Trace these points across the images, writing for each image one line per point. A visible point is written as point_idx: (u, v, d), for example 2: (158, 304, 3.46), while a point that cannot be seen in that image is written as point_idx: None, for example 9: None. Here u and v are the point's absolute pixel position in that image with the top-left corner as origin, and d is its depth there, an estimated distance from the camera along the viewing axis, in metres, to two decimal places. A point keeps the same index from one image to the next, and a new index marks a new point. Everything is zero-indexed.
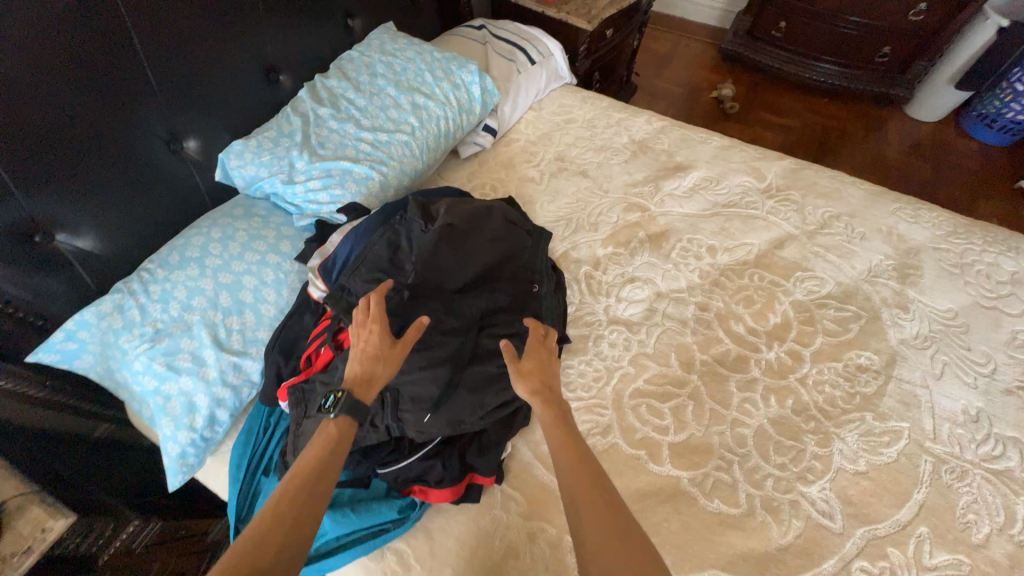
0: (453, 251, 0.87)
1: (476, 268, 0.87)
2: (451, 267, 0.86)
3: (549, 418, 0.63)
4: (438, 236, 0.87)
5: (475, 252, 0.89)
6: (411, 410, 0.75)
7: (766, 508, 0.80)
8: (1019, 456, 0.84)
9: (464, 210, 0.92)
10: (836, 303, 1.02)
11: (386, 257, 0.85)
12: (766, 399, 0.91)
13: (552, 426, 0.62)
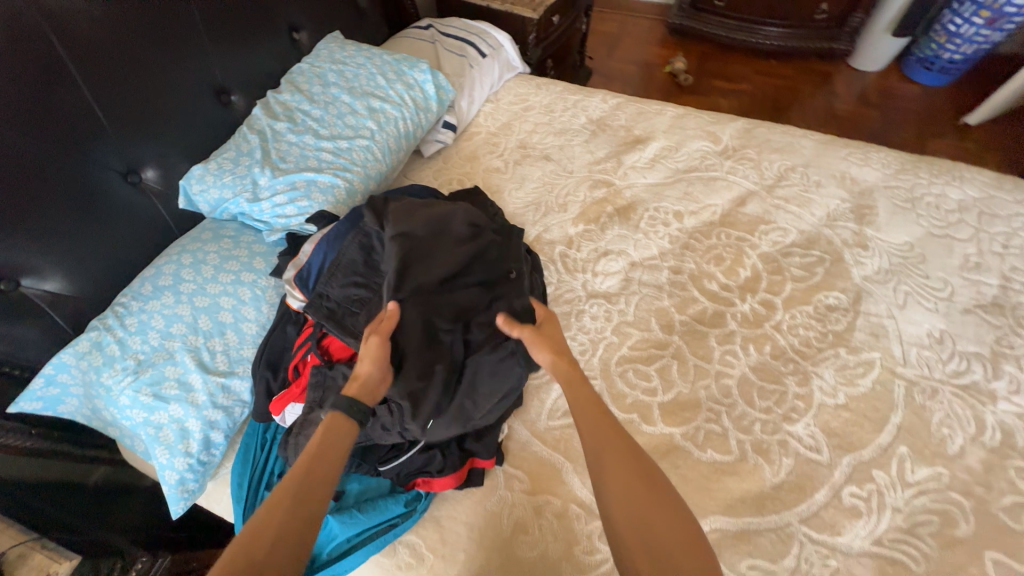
0: (425, 251, 0.87)
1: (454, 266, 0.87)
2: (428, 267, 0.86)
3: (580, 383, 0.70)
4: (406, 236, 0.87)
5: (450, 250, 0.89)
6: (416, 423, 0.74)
7: (757, 451, 0.84)
8: (983, 368, 0.90)
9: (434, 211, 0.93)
10: (800, 250, 1.07)
11: (360, 263, 0.86)
12: (745, 348, 0.95)
13: (583, 390, 0.69)
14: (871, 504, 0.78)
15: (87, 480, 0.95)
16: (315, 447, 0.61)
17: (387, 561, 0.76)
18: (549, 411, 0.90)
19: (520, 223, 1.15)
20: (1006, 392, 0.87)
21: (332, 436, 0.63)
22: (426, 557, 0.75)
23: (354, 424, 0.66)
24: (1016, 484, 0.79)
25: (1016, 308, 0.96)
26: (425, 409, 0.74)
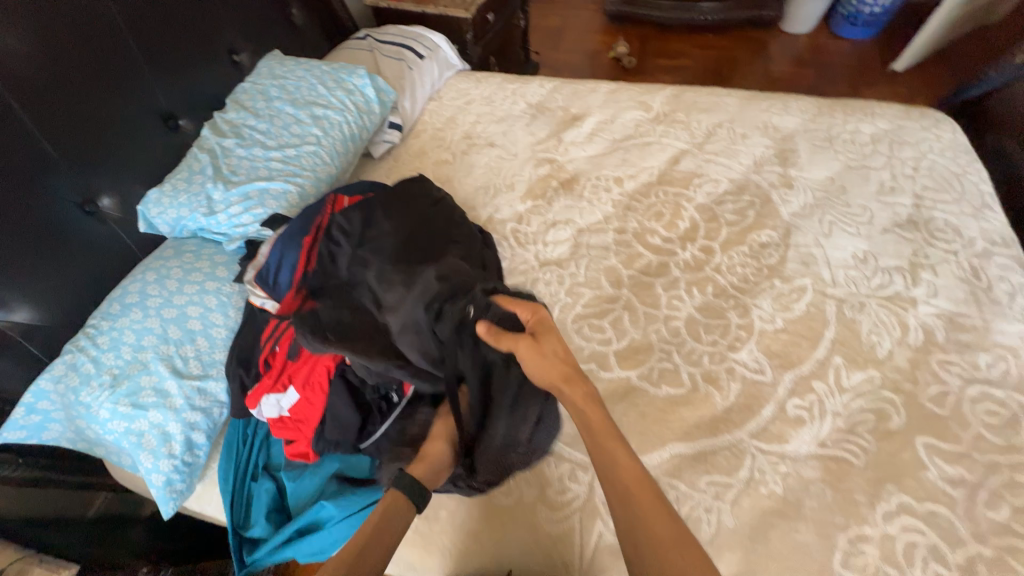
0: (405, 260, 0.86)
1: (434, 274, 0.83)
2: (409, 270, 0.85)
3: (626, 460, 0.61)
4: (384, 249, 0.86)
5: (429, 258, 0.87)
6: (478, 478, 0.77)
7: (707, 381, 0.90)
8: (903, 279, 0.98)
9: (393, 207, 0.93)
10: (732, 197, 1.15)
11: (350, 282, 0.84)
12: (689, 291, 1.02)
13: (631, 471, 0.60)
14: (814, 412, 0.85)
15: (88, 512, 0.98)
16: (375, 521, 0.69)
17: None
18: None
19: (472, 207, 1.22)
20: (925, 296, 0.95)
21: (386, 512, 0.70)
22: None
23: (410, 503, 0.72)
24: (940, 375, 0.86)
25: (929, 222, 1.05)
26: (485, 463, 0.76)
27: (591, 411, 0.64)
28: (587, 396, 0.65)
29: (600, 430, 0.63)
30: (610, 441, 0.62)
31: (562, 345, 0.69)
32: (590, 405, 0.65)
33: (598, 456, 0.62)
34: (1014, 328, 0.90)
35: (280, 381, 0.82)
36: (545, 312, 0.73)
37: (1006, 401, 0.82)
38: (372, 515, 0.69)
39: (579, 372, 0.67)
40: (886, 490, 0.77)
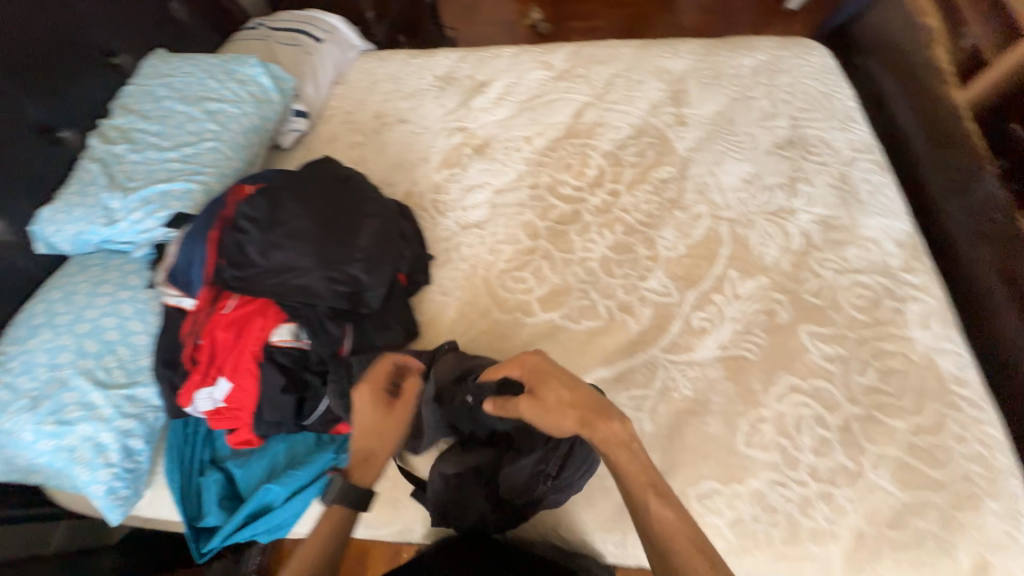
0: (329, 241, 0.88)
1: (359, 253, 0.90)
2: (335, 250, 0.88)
3: (668, 516, 0.62)
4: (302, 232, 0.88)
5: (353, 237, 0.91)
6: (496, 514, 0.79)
7: (621, 310, 0.98)
8: (785, 194, 1.08)
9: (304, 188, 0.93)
10: (633, 141, 1.22)
11: (275, 268, 0.85)
12: (600, 232, 1.09)
13: (672, 523, 0.62)
14: (715, 321, 0.94)
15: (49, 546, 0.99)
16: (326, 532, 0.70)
17: None
18: (448, 331, 0.99)
19: (389, 184, 1.23)
20: (803, 206, 1.06)
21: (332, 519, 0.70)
22: None
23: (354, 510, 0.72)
24: (817, 272, 0.97)
25: (804, 140, 1.16)
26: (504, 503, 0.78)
27: (623, 456, 0.66)
28: (620, 435, 0.66)
29: (640, 480, 0.65)
30: (648, 492, 0.64)
31: (568, 384, 0.70)
32: (625, 452, 0.66)
33: (637, 506, 0.64)
34: (876, 222, 1.02)
35: (210, 373, 0.82)
36: (538, 356, 0.73)
37: (871, 284, 0.94)
38: (320, 525, 0.70)
39: (600, 409, 0.68)
40: (777, 376, 0.87)
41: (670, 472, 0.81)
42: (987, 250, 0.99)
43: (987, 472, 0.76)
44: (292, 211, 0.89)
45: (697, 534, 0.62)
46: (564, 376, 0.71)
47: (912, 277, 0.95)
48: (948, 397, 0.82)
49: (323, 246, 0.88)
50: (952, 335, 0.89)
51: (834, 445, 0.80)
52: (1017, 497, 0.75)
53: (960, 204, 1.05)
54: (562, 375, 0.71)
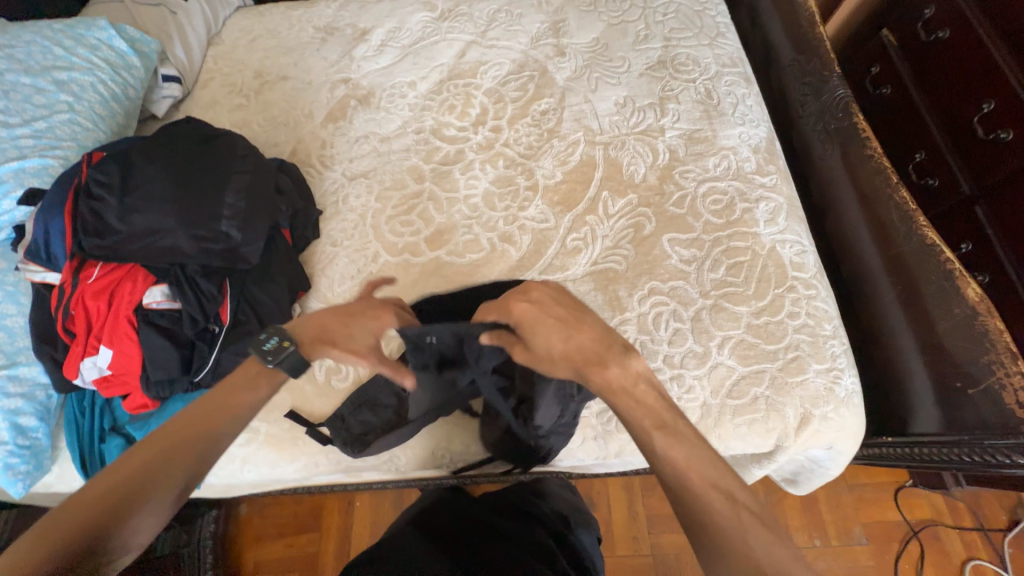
0: (195, 200, 0.89)
1: (229, 209, 0.90)
2: (202, 209, 0.88)
3: (681, 457, 0.60)
4: (167, 193, 0.88)
5: (220, 194, 0.91)
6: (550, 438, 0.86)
7: (503, 240, 1.03)
8: (655, 114, 1.12)
9: (164, 150, 0.92)
10: (514, 76, 1.22)
11: (142, 232, 0.86)
12: (483, 169, 1.11)
13: (692, 464, 0.60)
14: (587, 240, 1.00)
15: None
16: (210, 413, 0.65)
17: (233, 450, 0.89)
18: (339, 279, 1.02)
19: (274, 144, 1.21)
20: (670, 123, 1.10)
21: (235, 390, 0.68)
22: (261, 428, 0.89)
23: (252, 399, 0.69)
24: (680, 183, 1.03)
25: (674, 59, 1.19)
26: (550, 426, 0.84)
27: (623, 403, 0.65)
28: (620, 381, 0.65)
29: (647, 423, 0.63)
30: (653, 432, 0.62)
31: (556, 331, 0.69)
32: (630, 398, 0.65)
33: (646, 450, 0.62)
34: (736, 132, 1.08)
35: (89, 343, 0.84)
36: (525, 302, 0.71)
37: (727, 190, 1.01)
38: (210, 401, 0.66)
39: (594, 357, 0.67)
40: (641, 281, 0.94)
41: None
42: (834, 147, 1.06)
43: (813, 339, 0.87)
44: (152, 174, 0.88)
45: (717, 473, 0.59)
46: (554, 320, 0.69)
47: (764, 179, 1.02)
48: (785, 281, 0.92)
49: (186, 206, 0.88)
50: (796, 227, 0.98)
51: (686, 335, 0.89)
52: (837, 356, 0.87)
53: (814, 107, 1.11)
54: (550, 318, 0.69)
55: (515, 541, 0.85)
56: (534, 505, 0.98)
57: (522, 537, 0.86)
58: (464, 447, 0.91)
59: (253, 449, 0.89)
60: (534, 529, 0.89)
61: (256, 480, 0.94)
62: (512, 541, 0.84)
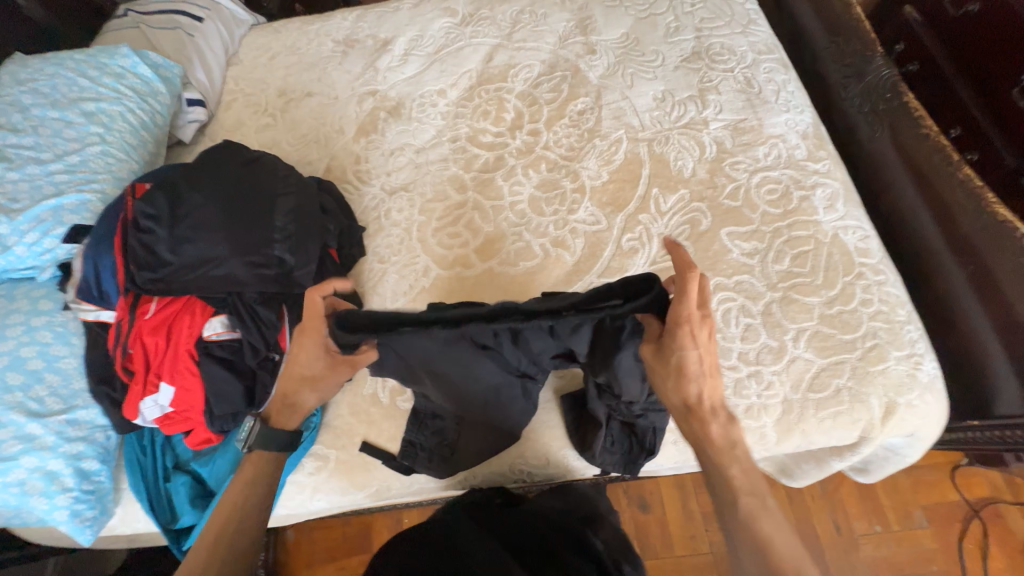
0: (244, 227, 0.86)
1: (280, 233, 0.88)
2: (252, 235, 0.86)
3: (767, 525, 0.63)
4: (219, 221, 0.85)
5: (268, 219, 0.88)
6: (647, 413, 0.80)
7: (556, 246, 1.00)
8: (696, 106, 1.10)
9: (207, 178, 0.89)
10: (546, 77, 1.20)
11: (196, 264, 0.83)
12: (526, 174, 1.09)
13: (776, 532, 0.62)
14: (643, 240, 0.98)
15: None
16: (246, 477, 0.73)
17: (305, 479, 0.86)
18: (391, 297, 1.00)
19: (307, 162, 1.18)
20: (714, 115, 1.08)
21: (260, 466, 0.74)
22: (330, 455, 0.87)
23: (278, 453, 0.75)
24: (732, 175, 1.01)
25: (709, 49, 1.17)
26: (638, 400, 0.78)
27: (720, 459, 0.67)
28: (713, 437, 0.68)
29: (738, 484, 0.66)
30: (743, 496, 0.65)
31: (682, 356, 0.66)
32: (727, 454, 0.67)
33: (728, 506, 0.66)
34: (782, 119, 1.06)
35: (149, 380, 0.81)
36: (688, 334, 0.65)
37: (781, 178, 0.99)
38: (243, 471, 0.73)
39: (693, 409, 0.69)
40: (705, 278, 0.92)
41: None
42: (883, 129, 1.04)
43: (889, 325, 0.85)
44: (200, 202, 0.86)
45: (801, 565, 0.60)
46: (679, 364, 0.67)
47: (817, 165, 1.00)
48: (853, 268, 0.90)
49: (238, 231, 0.85)
50: (856, 212, 0.96)
51: (759, 330, 0.87)
52: (915, 341, 0.85)
53: (857, 89, 1.09)
54: (682, 361, 0.66)
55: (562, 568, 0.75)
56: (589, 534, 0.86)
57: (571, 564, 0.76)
58: (543, 459, 0.89)
59: (323, 476, 0.86)
60: (583, 561, 0.78)
61: (324, 508, 0.91)
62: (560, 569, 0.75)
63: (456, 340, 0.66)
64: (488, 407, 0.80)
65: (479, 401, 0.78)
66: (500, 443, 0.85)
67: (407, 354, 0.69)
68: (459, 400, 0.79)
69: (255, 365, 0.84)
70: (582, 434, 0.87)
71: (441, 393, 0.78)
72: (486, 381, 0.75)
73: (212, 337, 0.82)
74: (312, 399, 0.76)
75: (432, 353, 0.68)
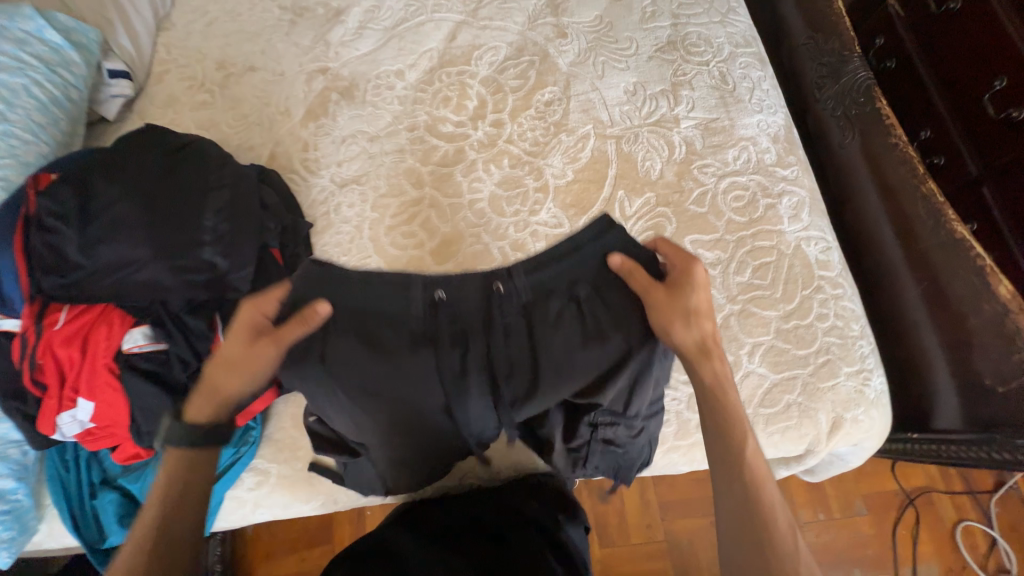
0: (168, 226, 0.77)
1: (210, 233, 0.79)
2: (177, 236, 0.77)
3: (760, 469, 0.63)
4: (138, 219, 0.76)
5: (196, 216, 0.79)
6: (622, 428, 0.73)
7: (516, 250, 0.96)
8: (667, 102, 1.05)
9: (124, 169, 0.79)
10: (513, 62, 1.12)
11: (113, 268, 0.74)
12: (487, 170, 1.02)
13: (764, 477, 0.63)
14: None
15: None
16: (168, 481, 0.63)
17: (245, 494, 0.82)
18: None
19: (249, 148, 1.08)
20: (685, 112, 1.03)
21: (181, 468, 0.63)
22: (270, 470, 0.83)
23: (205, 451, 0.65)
24: (699, 179, 0.97)
25: (685, 39, 1.10)
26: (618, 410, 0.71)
27: (719, 397, 0.65)
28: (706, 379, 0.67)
29: (736, 422, 0.65)
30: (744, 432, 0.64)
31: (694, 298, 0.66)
32: (726, 393, 0.66)
33: (732, 446, 0.64)
34: (754, 120, 1.02)
35: (65, 396, 0.74)
36: (695, 277, 0.67)
37: (748, 184, 0.96)
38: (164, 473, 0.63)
39: (700, 349, 0.66)
40: None
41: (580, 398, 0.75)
42: (853, 135, 1.01)
43: (842, 340, 0.85)
44: (115, 198, 0.76)
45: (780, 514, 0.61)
46: (693, 306, 0.65)
47: (786, 171, 0.98)
48: (812, 281, 0.89)
49: (162, 232, 0.77)
50: (820, 223, 0.94)
51: None
52: (866, 357, 0.85)
53: (832, 90, 1.06)
54: (694, 304, 0.65)
55: (499, 549, 0.77)
56: (520, 499, 0.87)
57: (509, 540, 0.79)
58: (492, 473, 0.95)
59: (264, 492, 0.82)
60: (517, 531, 0.81)
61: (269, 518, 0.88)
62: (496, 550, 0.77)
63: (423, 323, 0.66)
64: (444, 434, 0.71)
65: (430, 413, 0.67)
66: (441, 450, 0.73)
67: (359, 364, 0.63)
68: (412, 428, 0.69)
69: (185, 378, 0.77)
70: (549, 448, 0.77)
71: (384, 403, 0.66)
72: (444, 408, 0.67)
73: (133, 352, 0.75)
74: (246, 387, 0.65)
75: (389, 356, 0.64)
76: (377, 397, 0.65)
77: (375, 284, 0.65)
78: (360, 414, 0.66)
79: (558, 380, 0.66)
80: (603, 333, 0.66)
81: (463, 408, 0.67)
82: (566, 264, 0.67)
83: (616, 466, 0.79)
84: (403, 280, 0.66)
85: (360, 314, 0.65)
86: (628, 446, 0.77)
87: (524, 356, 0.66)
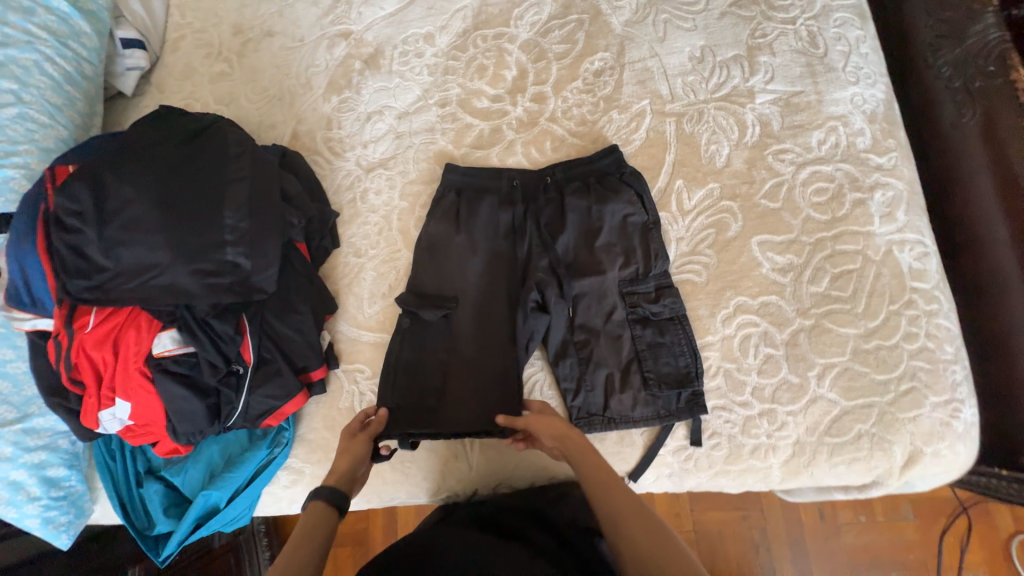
0: (190, 226, 0.73)
1: (232, 232, 0.75)
2: (198, 238, 0.73)
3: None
4: (160, 219, 0.72)
5: (217, 214, 0.74)
6: (653, 309, 0.79)
7: None
8: (742, 70, 0.88)
9: (142, 162, 0.74)
10: (558, 22, 0.97)
11: (137, 271, 0.71)
12: (527, 153, 0.92)
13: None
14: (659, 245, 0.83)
15: None
16: (311, 530, 0.58)
17: (281, 490, 0.83)
18: (369, 298, 0.88)
19: (271, 126, 1.00)
20: (763, 84, 0.87)
21: (323, 519, 0.60)
22: (304, 469, 0.82)
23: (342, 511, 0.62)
24: (774, 167, 0.83)
25: None
26: (641, 289, 0.80)
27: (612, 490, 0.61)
28: (637, 521, 0.57)
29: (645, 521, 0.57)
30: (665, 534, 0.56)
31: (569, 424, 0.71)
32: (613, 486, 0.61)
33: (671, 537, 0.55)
34: (848, 93, 0.85)
35: (103, 394, 0.74)
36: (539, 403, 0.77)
37: (834, 174, 0.82)
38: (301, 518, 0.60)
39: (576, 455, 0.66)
40: (725, 297, 0.80)
41: (599, 289, 0.81)
42: (974, 112, 0.83)
43: (931, 366, 0.74)
44: (134, 194, 0.72)
45: None
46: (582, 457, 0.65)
47: (882, 158, 0.82)
48: (902, 294, 0.77)
49: (181, 232, 0.72)
50: (918, 222, 0.79)
51: (780, 363, 0.76)
52: (958, 385, 0.74)
53: (951, 55, 0.87)
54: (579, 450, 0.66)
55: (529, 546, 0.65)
56: (547, 504, 0.75)
57: (533, 540, 0.66)
58: (528, 484, 0.82)
59: (302, 491, 0.83)
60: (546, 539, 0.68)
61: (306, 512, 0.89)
62: (521, 543, 0.65)
63: (502, 201, 0.87)
64: (497, 287, 0.84)
65: (490, 268, 0.85)
66: (498, 311, 0.83)
67: (460, 216, 0.86)
68: (482, 275, 0.85)
69: (216, 381, 0.76)
70: (578, 332, 0.81)
71: (468, 250, 0.85)
72: (504, 258, 0.85)
73: (164, 358, 0.73)
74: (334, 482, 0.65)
75: (473, 208, 0.87)
76: (457, 238, 0.86)
77: (481, 168, 0.89)
78: (440, 265, 0.85)
79: (592, 246, 0.83)
80: (629, 221, 0.83)
81: (513, 258, 0.85)
82: (604, 163, 0.86)
83: (673, 369, 0.77)
84: (498, 170, 0.89)
85: (459, 182, 0.88)
86: (671, 337, 0.78)
87: (565, 221, 0.84)
